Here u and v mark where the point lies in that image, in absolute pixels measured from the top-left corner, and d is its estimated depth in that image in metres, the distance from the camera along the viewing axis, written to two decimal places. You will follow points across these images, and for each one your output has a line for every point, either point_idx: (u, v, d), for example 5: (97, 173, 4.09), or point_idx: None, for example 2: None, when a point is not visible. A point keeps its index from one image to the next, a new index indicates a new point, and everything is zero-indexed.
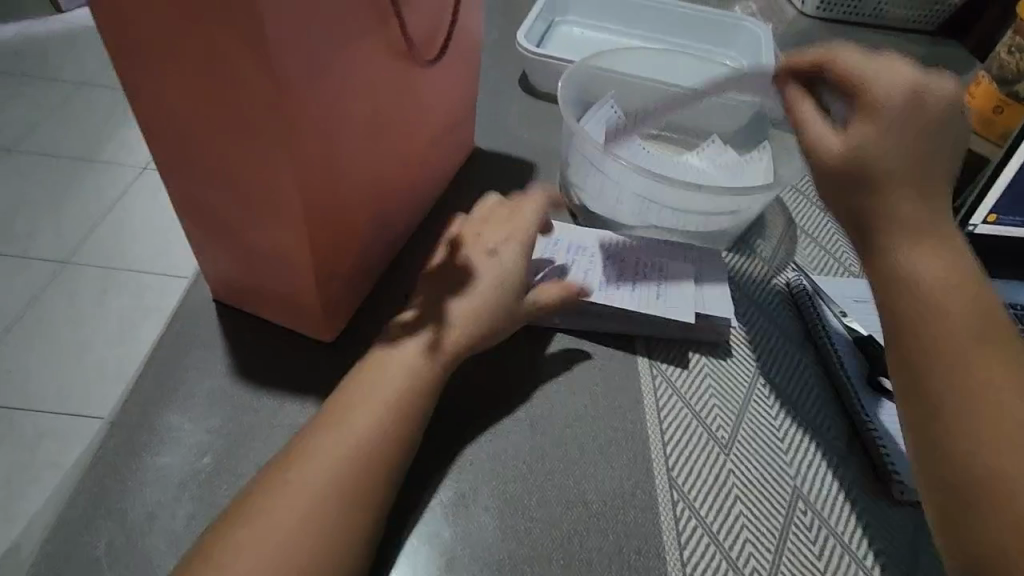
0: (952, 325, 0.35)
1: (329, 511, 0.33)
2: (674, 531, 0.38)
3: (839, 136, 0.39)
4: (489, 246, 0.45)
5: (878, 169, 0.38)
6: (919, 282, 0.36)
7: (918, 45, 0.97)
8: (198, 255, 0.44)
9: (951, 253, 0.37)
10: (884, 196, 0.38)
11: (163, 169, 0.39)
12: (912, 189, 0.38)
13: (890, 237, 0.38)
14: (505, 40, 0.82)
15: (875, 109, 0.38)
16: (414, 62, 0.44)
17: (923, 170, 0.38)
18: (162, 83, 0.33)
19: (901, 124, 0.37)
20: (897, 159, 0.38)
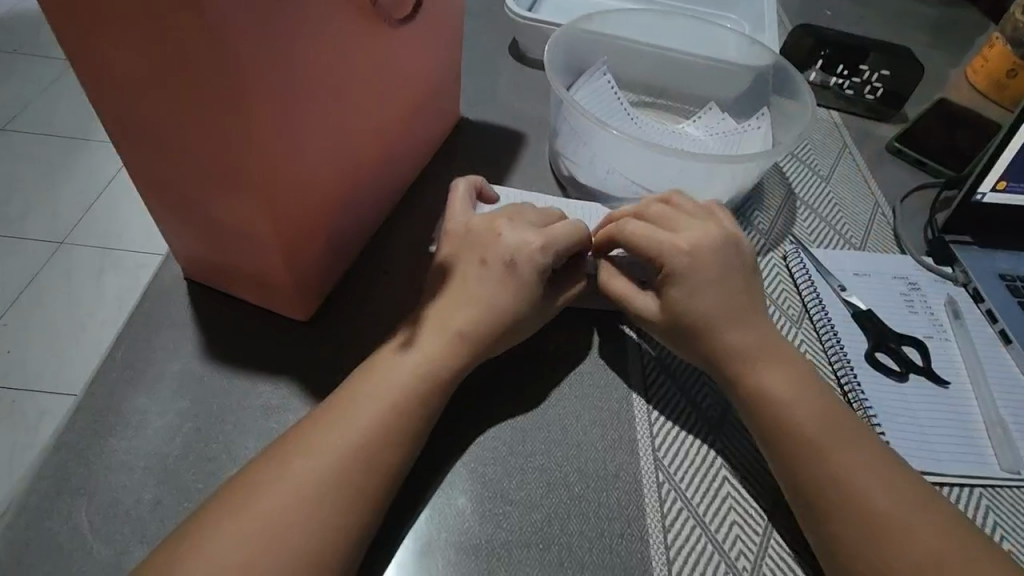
0: (802, 396, 0.38)
1: (322, 507, 0.32)
2: (658, 513, 0.37)
3: (653, 299, 0.42)
4: (506, 258, 0.41)
5: (706, 316, 0.40)
6: (757, 385, 0.39)
7: (929, 6, 0.92)
8: (163, 232, 0.42)
9: (791, 366, 0.40)
10: (714, 330, 0.40)
11: (116, 143, 0.37)
12: (733, 319, 0.40)
13: (717, 331, 0.40)
14: (495, 6, 0.79)
15: (675, 274, 0.41)
16: (384, 22, 0.41)
17: (731, 295, 0.41)
18: (104, 54, 0.31)
19: (707, 286, 0.40)
20: (705, 307, 0.40)
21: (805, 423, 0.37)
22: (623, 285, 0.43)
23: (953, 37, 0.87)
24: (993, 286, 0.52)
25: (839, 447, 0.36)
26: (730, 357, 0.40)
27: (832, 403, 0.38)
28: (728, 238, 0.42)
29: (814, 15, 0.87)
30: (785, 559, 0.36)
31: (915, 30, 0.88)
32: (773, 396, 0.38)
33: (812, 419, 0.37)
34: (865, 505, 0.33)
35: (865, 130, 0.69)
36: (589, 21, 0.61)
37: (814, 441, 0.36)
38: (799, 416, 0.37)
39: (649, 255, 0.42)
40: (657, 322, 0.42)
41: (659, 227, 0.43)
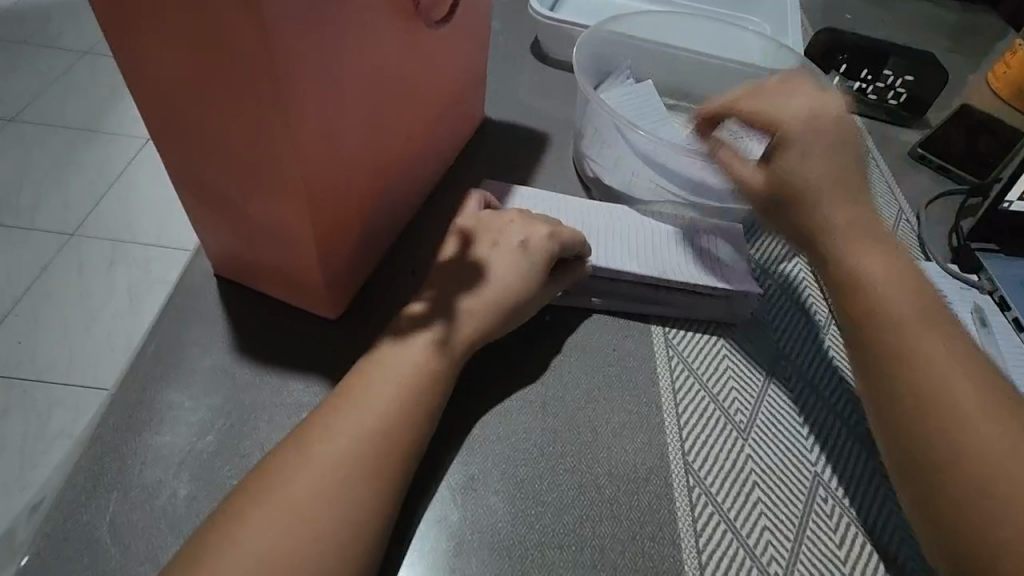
0: (932, 321, 0.37)
1: (348, 501, 0.32)
2: (690, 517, 0.37)
3: (758, 171, 0.44)
4: (520, 240, 0.43)
5: (816, 201, 0.42)
6: (870, 292, 0.38)
7: (950, 11, 0.92)
8: (197, 227, 0.42)
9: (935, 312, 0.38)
10: (833, 244, 0.41)
11: (155, 137, 0.37)
12: (861, 238, 0.41)
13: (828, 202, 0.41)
14: (517, 5, 0.79)
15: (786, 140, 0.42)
16: (419, 21, 0.41)
17: (867, 223, 0.41)
18: (150, 49, 0.31)
19: (814, 153, 0.42)
20: (816, 175, 0.42)
21: (925, 343, 0.36)
22: (734, 163, 0.45)
23: (975, 43, 0.87)
24: (1019, 295, 0.52)
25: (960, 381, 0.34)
26: (850, 279, 0.40)
27: (964, 343, 0.36)
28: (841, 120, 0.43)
29: (835, 19, 0.87)
30: (817, 565, 0.36)
31: (937, 36, 0.87)
32: (901, 333, 0.36)
33: (939, 347, 0.36)
34: (980, 437, 0.32)
35: (887, 135, 0.68)
36: (615, 23, 0.61)
37: (920, 334, 0.36)
38: (904, 318, 0.37)
39: (769, 125, 0.43)
40: (760, 191, 0.44)
41: (775, 103, 0.43)
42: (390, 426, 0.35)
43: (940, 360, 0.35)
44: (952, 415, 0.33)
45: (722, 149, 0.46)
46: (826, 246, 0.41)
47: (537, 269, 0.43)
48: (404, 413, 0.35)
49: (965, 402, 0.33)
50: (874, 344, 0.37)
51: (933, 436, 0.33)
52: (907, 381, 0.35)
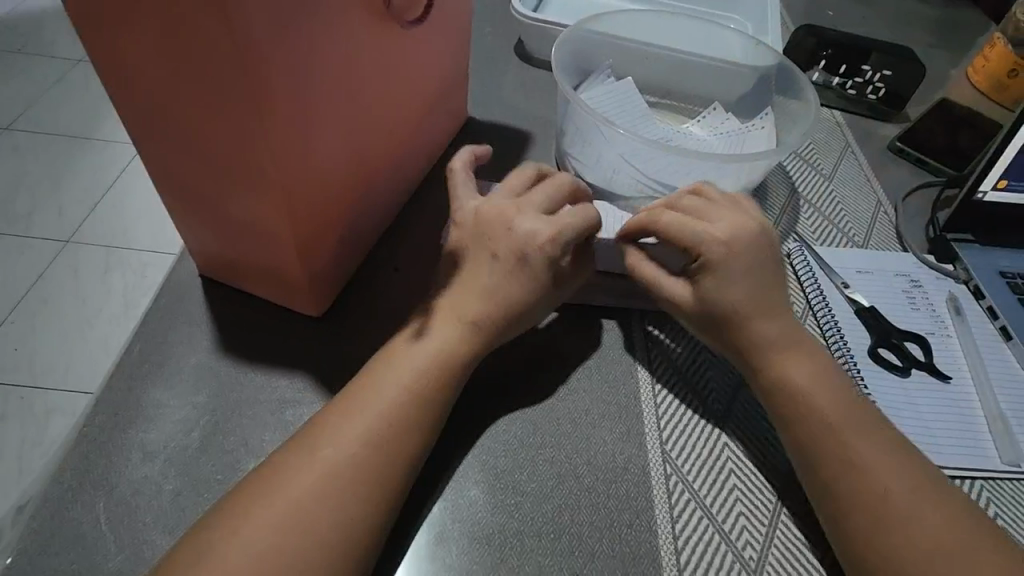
0: (826, 381, 0.39)
1: (331, 498, 0.32)
2: (666, 504, 0.38)
3: (683, 287, 0.42)
4: (516, 250, 0.41)
5: (735, 310, 0.40)
6: (784, 379, 0.39)
7: (931, 7, 0.93)
8: (180, 229, 0.43)
9: (815, 357, 0.40)
10: (745, 322, 0.41)
11: (136, 141, 0.37)
12: (761, 312, 0.41)
13: (750, 320, 0.41)
14: (501, 7, 0.79)
15: (706, 263, 0.41)
16: (395, 23, 0.42)
17: (763, 290, 0.41)
18: (127, 54, 0.32)
19: (738, 276, 0.40)
20: (739, 297, 0.40)
21: (828, 410, 0.38)
22: (653, 270, 0.43)
23: (956, 37, 0.88)
24: (994, 284, 0.53)
25: (853, 436, 0.37)
26: (754, 349, 0.40)
27: (855, 398, 0.39)
28: (757, 233, 0.42)
29: (817, 15, 0.88)
30: (790, 548, 0.37)
31: (919, 31, 0.88)
32: (805, 396, 0.38)
33: (835, 412, 0.38)
34: (878, 487, 0.35)
35: (867, 129, 0.69)
36: (596, 23, 0.62)
37: (819, 396, 0.38)
38: (805, 389, 0.39)
39: (688, 247, 0.41)
40: (692, 310, 0.42)
41: (693, 219, 0.41)
42: (378, 424, 0.35)
43: (837, 421, 0.37)
44: (852, 471, 0.36)
45: (638, 259, 0.44)
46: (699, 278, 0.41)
47: (542, 275, 0.41)
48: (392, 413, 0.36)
49: (863, 457, 0.36)
50: (787, 410, 0.39)
51: (837, 491, 0.35)
52: (816, 446, 0.37)
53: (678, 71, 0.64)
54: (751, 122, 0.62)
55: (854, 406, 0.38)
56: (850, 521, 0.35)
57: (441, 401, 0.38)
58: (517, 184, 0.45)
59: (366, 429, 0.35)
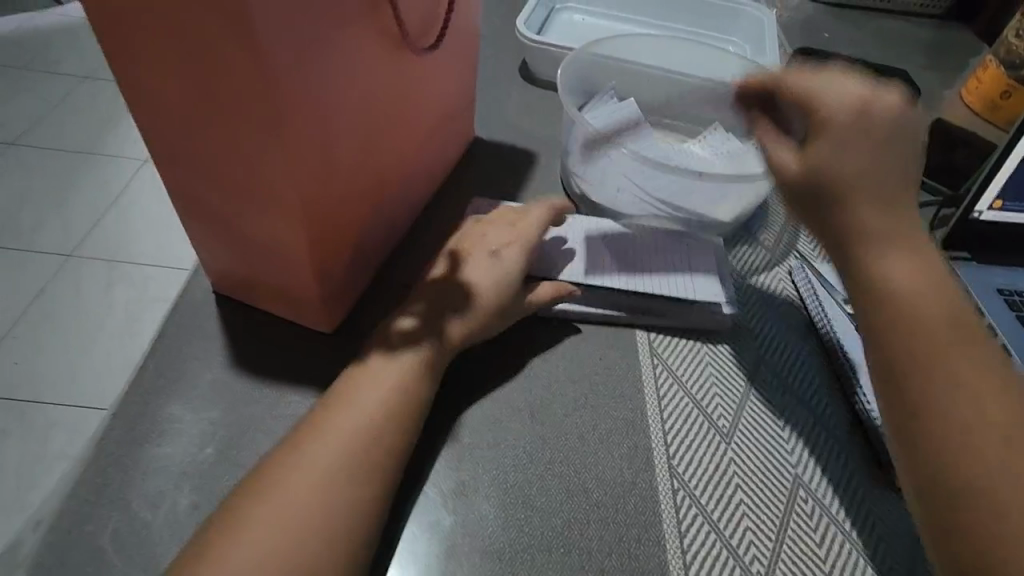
0: (942, 297, 0.34)
1: (345, 509, 0.33)
2: (674, 519, 0.38)
3: (792, 154, 0.39)
4: (489, 250, 0.46)
5: (839, 174, 0.36)
6: (886, 274, 0.35)
7: (924, 29, 0.95)
8: (197, 247, 0.44)
9: (926, 259, 0.35)
10: (852, 211, 0.36)
11: (159, 163, 0.39)
12: (885, 210, 0.36)
13: (858, 203, 0.36)
14: (506, 29, 0.81)
15: (828, 122, 0.37)
16: (411, 51, 0.44)
17: (882, 162, 0.37)
18: (154, 79, 0.33)
19: (860, 136, 0.37)
20: (855, 165, 0.36)
21: (927, 309, 0.34)
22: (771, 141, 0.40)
23: (949, 59, 0.90)
24: (992, 301, 0.54)
25: (958, 353, 0.32)
26: (856, 235, 0.36)
27: (963, 312, 0.34)
28: (877, 109, 0.37)
29: (813, 38, 0.90)
30: (797, 562, 0.37)
31: (912, 52, 0.90)
32: (902, 290, 0.34)
33: (943, 320, 0.33)
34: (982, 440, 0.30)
35: None
36: (598, 46, 0.64)
37: (911, 290, 0.34)
38: (905, 284, 0.34)
39: (811, 109, 0.38)
40: (793, 176, 0.38)
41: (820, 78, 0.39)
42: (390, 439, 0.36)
43: (944, 330, 0.33)
44: (950, 379, 0.31)
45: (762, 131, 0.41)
46: (818, 134, 0.38)
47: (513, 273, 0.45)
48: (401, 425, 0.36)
49: (964, 364, 0.32)
50: (876, 304, 0.35)
51: (939, 433, 0.30)
52: (893, 317, 0.34)
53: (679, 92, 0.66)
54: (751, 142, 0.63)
55: (969, 324, 0.34)
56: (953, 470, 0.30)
57: None
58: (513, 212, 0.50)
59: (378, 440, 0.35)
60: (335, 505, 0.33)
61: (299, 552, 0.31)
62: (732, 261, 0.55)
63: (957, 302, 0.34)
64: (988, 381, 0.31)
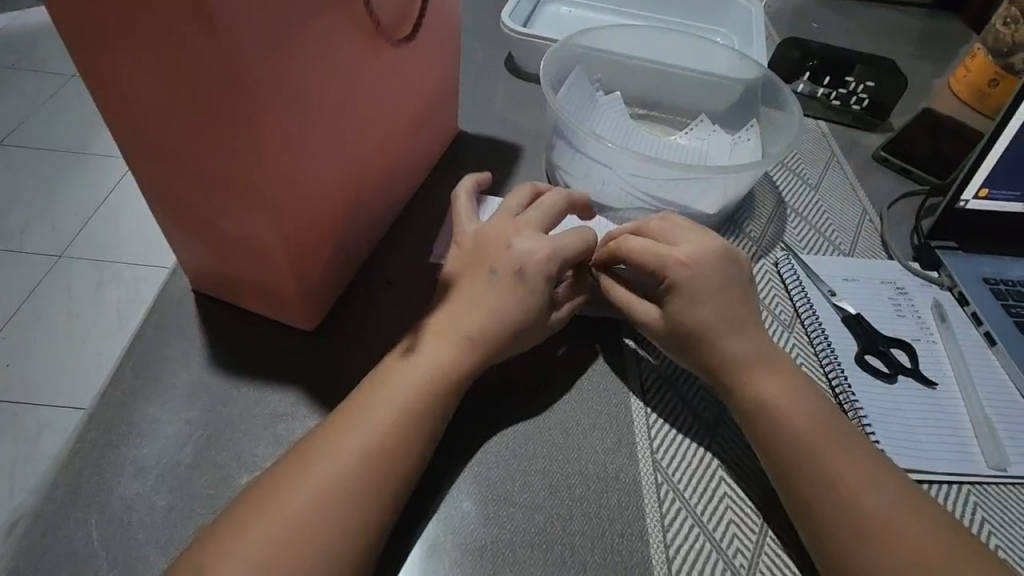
0: (798, 396, 0.40)
1: (327, 510, 0.32)
2: (658, 513, 0.38)
3: (653, 309, 0.44)
4: (514, 268, 0.42)
5: (700, 326, 0.41)
6: (759, 397, 0.40)
7: (913, 18, 0.95)
8: (173, 245, 0.43)
9: (787, 372, 0.41)
10: (718, 340, 0.41)
11: (130, 161, 0.38)
12: (732, 328, 0.42)
13: (717, 339, 0.41)
14: (491, 22, 0.81)
15: (678, 287, 0.42)
16: (387, 43, 0.43)
17: (728, 305, 0.42)
18: (121, 77, 0.32)
19: (708, 294, 0.42)
20: (706, 316, 0.42)
21: (793, 420, 0.38)
22: (626, 293, 0.45)
23: (937, 48, 0.90)
24: (978, 290, 0.53)
25: (830, 451, 0.37)
26: (724, 367, 0.41)
27: (820, 409, 0.39)
28: (722, 256, 0.43)
29: (801, 27, 0.90)
30: (781, 556, 0.37)
31: (900, 41, 0.90)
32: (780, 407, 0.39)
33: (812, 428, 0.38)
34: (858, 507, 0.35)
35: (853, 139, 0.70)
36: (583, 36, 0.63)
37: (777, 405, 0.39)
38: (779, 400, 0.39)
39: (656, 270, 0.43)
40: (660, 330, 0.43)
41: (657, 243, 0.44)
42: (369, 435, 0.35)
43: (812, 436, 0.37)
44: (828, 488, 0.36)
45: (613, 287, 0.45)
46: (671, 294, 0.42)
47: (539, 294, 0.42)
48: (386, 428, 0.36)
49: (836, 466, 0.36)
50: (755, 419, 0.39)
51: (829, 534, 0.35)
52: (769, 432, 0.39)
53: (665, 83, 0.65)
54: (737, 134, 0.63)
55: (828, 419, 0.39)
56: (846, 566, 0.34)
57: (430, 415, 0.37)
58: (514, 206, 0.47)
59: (358, 439, 0.35)
60: (315, 506, 0.32)
61: (282, 555, 0.31)
62: None
63: (819, 405, 0.39)
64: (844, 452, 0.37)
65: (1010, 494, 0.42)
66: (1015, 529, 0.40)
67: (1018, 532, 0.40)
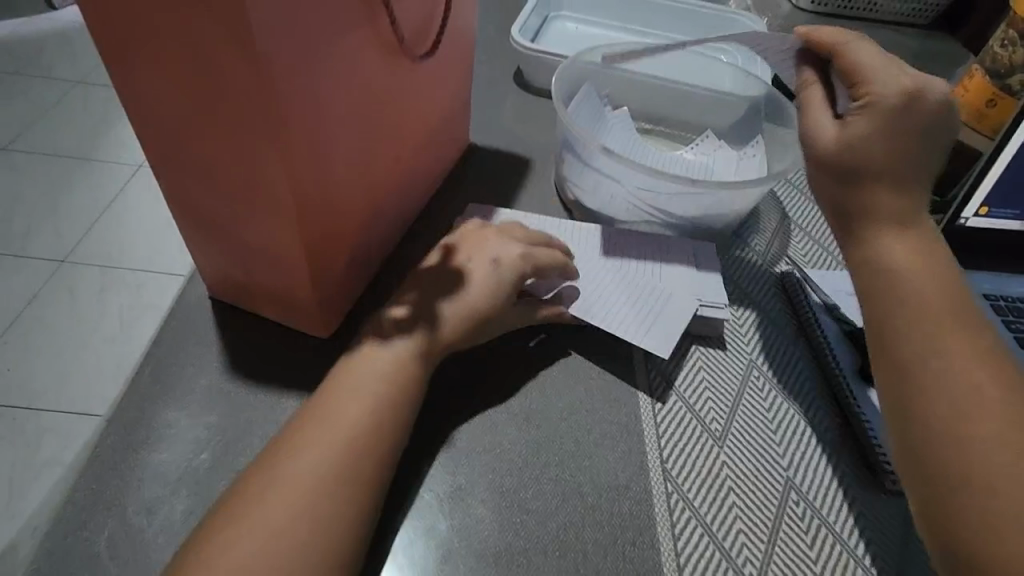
0: (947, 296, 0.36)
1: (327, 508, 0.33)
2: (668, 522, 0.39)
3: (834, 125, 0.40)
4: (490, 258, 0.45)
5: (878, 167, 0.38)
6: (892, 280, 0.37)
7: (911, 38, 0.97)
8: (192, 252, 0.44)
9: (939, 267, 0.37)
10: (877, 207, 0.38)
11: (156, 169, 0.39)
12: (906, 216, 0.38)
13: (875, 237, 0.38)
14: (500, 37, 0.82)
15: (877, 99, 0.38)
16: (406, 58, 0.44)
17: (907, 188, 0.39)
18: (153, 86, 0.34)
19: (900, 128, 0.38)
20: (887, 162, 0.38)
21: (926, 308, 0.35)
22: (813, 104, 0.42)
23: (935, 67, 0.92)
24: (978, 306, 0.54)
25: (948, 344, 0.34)
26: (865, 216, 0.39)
27: (965, 309, 0.36)
28: (941, 114, 0.39)
29: None
30: (790, 564, 0.38)
31: (900, 61, 0.92)
32: (921, 332, 0.35)
33: (941, 319, 0.35)
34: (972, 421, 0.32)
35: None
36: (591, 53, 0.64)
37: (921, 285, 0.36)
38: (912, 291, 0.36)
39: (856, 74, 0.40)
40: (828, 147, 0.40)
41: (873, 58, 0.40)
42: (377, 438, 0.36)
43: (937, 331, 0.34)
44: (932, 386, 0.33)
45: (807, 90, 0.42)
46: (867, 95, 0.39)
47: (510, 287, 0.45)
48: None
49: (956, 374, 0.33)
50: (878, 302, 0.37)
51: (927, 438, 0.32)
52: (887, 317, 0.36)
53: (673, 100, 0.66)
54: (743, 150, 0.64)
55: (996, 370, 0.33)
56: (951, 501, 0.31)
57: None
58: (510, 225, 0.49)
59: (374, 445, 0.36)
60: (317, 505, 0.33)
61: (279, 548, 0.32)
62: (722, 265, 0.55)
63: (964, 304, 0.36)
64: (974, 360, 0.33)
65: None
66: None
67: None
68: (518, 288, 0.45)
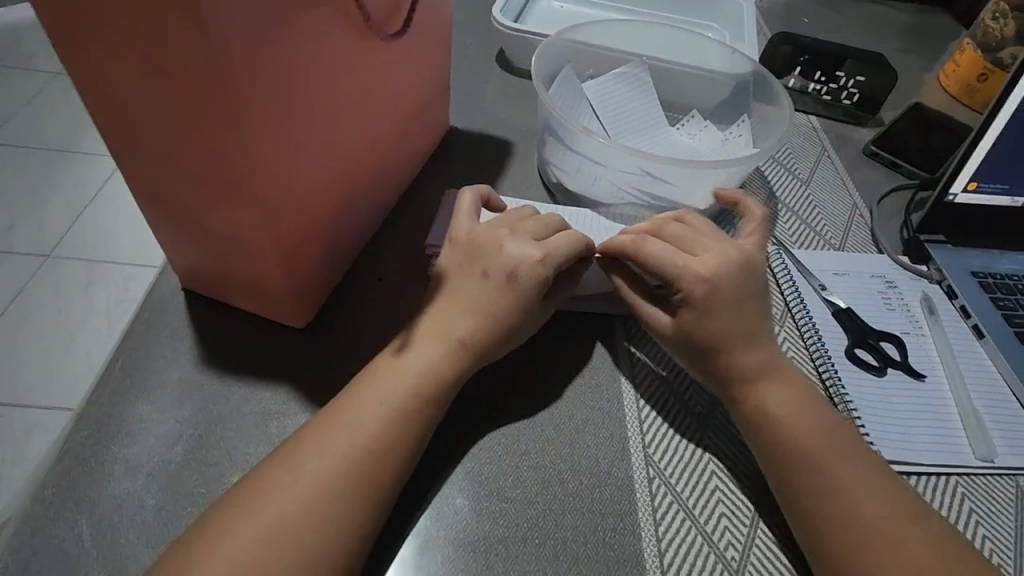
0: (805, 406, 0.40)
1: (312, 506, 0.32)
2: (650, 506, 0.38)
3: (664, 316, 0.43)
4: (507, 271, 0.42)
5: (716, 338, 0.41)
6: (765, 411, 0.40)
7: (903, 13, 0.95)
8: (161, 243, 0.43)
9: (794, 384, 0.41)
10: (731, 354, 0.41)
11: (119, 158, 0.37)
12: (739, 340, 0.41)
13: (749, 388, 0.40)
14: (483, 17, 0.80)
15: (686, 295, 0.42)
16: (377, 38, 0.42)
17: (738, 317, 0.42)
18: (108, 74, 0.32)
19: (722, 306, 0.42)
20: (720, 329, 0.41)
21: (794, 425, 0.39)
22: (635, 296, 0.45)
23: (926, 42, 0.90)
24: (966, 283, 0.54)
25: (830, 462, 0.37)
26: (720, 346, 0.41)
27: (827, 418, 0.40)
28: (738, 270, 0.43)
29: (792, 22, 0.90)
30: (771, 547, 0.37)
31: (890, 36, 0.90)
32: (774, 414, 0.39)
33: (807, 430, 0.38)
34: (855, 511, 0.35)
35: (843, 134, 0.71)
36: (574, 31, 0.63)
37: (778, 403, 0.40)
38: (779, 408, 0.39)
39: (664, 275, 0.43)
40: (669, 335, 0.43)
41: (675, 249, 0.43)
42: (357, 430, 0.35)
43: (810, 441, 0.38)
44: (821, 490, 0.36)
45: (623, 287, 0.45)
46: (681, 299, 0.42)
47: (528, 293, 0.42)
48: (370, 429, 0.36)
49: (841, 478, 0.36)
50: (755, 431, 0.39)
51: (823, 526, 0.35)
52: (767, 444, 0.39)
53: (658, 79, 0.65)
54: (729, 129, 0.63)
55: (838, 433, 0.39)
56: (827, 546, 0.35)
57: (423, 410, 0.38)
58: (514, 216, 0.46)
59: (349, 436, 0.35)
60: (301, 503, 0.32)
61: (268, 550, 0.31)
62: None
63: (822, 410, 0.40)
64: (847, 458, 0.37)
65: (998, 485, 0.42)
66: (1001, 519, 0.41)
67: (1004, 522, 0.41)
68: (540, 291, 0.42)
